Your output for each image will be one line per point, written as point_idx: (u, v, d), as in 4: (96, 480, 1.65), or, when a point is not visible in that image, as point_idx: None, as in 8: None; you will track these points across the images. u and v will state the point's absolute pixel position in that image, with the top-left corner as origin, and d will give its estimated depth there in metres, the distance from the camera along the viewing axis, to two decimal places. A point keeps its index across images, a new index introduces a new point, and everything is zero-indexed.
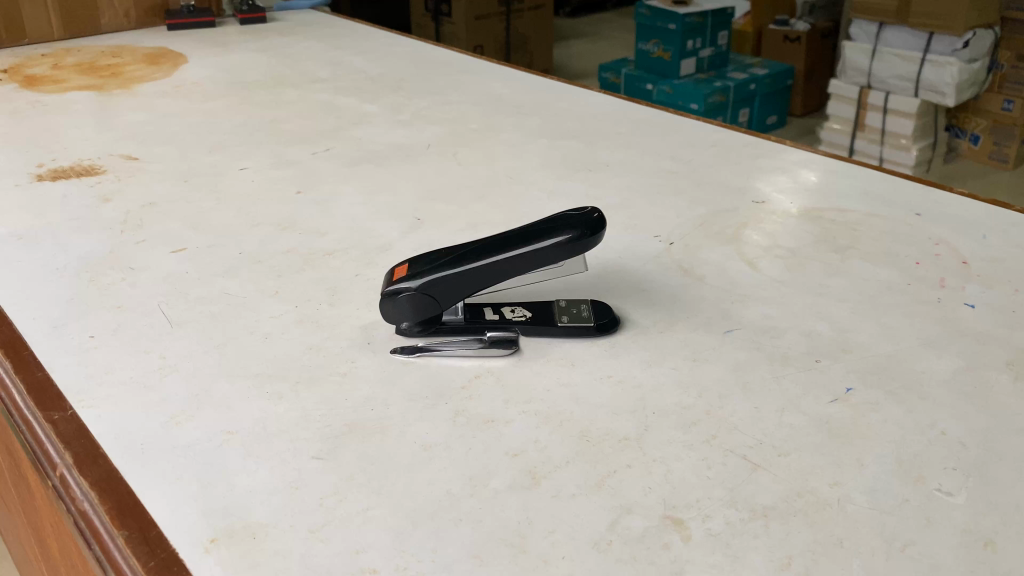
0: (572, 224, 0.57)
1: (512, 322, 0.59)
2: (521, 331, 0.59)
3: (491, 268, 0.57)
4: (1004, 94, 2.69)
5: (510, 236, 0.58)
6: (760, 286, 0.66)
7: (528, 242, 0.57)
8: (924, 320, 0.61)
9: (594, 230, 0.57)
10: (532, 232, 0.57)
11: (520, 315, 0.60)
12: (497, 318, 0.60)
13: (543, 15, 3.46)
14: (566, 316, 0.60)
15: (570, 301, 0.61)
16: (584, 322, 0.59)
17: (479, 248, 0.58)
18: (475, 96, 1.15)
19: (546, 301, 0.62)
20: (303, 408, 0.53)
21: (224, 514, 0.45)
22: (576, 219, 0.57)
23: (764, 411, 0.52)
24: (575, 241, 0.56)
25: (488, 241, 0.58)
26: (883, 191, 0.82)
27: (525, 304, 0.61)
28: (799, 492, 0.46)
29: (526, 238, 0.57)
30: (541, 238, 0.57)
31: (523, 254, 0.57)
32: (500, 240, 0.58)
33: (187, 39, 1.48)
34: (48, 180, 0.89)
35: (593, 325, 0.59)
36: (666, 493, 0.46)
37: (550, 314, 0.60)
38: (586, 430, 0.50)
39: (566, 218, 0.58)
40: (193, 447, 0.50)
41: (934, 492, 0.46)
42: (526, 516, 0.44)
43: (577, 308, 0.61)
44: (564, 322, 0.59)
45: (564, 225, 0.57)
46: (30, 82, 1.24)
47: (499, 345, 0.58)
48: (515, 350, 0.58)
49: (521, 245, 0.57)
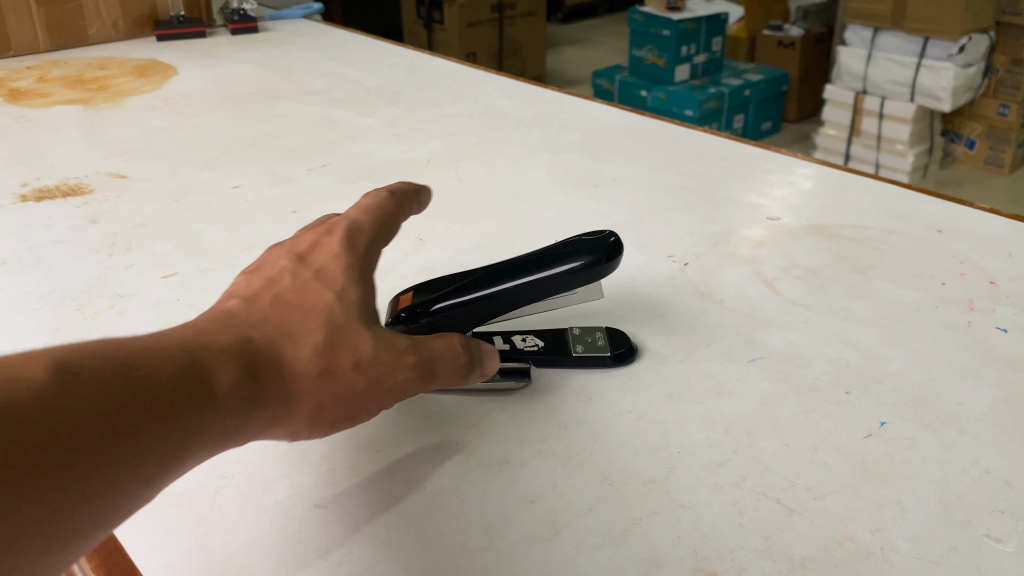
0: (587, 249, 0.54)
1: (526, 352, 0.55)
2: (534, 361, 0.56)
3: (503, 297, 0.54)
4: (999, 98, 2.67)
5: (521, 261, 0.55)
6: (781, 309, 0.63)
7: (541, 268, 0.53)
8: (956, 346, 0.58)
9: (612, 256, 0.54)
10: (545, 256, 0.54)
11: (533, 344, 0.56)
12: (508, 347, 0.56)
13: (537, 21, 3.44)
14: (580, 345, 0.56)
15: (584, 329, 0.58)
16: (600, 352, 0.56)
17: (490, 274, 0.55)
18: (474, 108, 1.11)
19: (558, 329, 0.59)
20: (304, 449, 0.49)
21: (219, 573, 0.42)
22: (592, 243, 0.54)
23: (795, 449, 0.49)
24: (591, 267, 0.53)
25: (498, 267, 0.55)
26: (899, 206, 0.79)
27: (537, 332, 0.58)
28: (839, 540, 0.43)
29: (538, 264, 0.54)
30: (555, 263, 0.53)
31: (535, 282, 0.53)
32: (511, 265, 0.55)
33: (176, 50, 1.44)
34: (32, 200, 0.85)
35: (610, 354, 0.56)
36: (697, 543, 0.43)
37: (564, 343, 0.57)
38: (607, 472, 0.47)
39: (580, 242, 0.55)
40: (186, 495, 0.46)
41: (983, 538, 0.43)
42: (547, 572, 0.41)
43: (591, 336, 0.58)
44: (579, 352, 0.56)
45: (579, 249, 0.54)
46: (15, 95, 1.20)
47: (511, 377, 0.54)
48: (528, 382, 0.54)
49: (533, 272, 0.53)
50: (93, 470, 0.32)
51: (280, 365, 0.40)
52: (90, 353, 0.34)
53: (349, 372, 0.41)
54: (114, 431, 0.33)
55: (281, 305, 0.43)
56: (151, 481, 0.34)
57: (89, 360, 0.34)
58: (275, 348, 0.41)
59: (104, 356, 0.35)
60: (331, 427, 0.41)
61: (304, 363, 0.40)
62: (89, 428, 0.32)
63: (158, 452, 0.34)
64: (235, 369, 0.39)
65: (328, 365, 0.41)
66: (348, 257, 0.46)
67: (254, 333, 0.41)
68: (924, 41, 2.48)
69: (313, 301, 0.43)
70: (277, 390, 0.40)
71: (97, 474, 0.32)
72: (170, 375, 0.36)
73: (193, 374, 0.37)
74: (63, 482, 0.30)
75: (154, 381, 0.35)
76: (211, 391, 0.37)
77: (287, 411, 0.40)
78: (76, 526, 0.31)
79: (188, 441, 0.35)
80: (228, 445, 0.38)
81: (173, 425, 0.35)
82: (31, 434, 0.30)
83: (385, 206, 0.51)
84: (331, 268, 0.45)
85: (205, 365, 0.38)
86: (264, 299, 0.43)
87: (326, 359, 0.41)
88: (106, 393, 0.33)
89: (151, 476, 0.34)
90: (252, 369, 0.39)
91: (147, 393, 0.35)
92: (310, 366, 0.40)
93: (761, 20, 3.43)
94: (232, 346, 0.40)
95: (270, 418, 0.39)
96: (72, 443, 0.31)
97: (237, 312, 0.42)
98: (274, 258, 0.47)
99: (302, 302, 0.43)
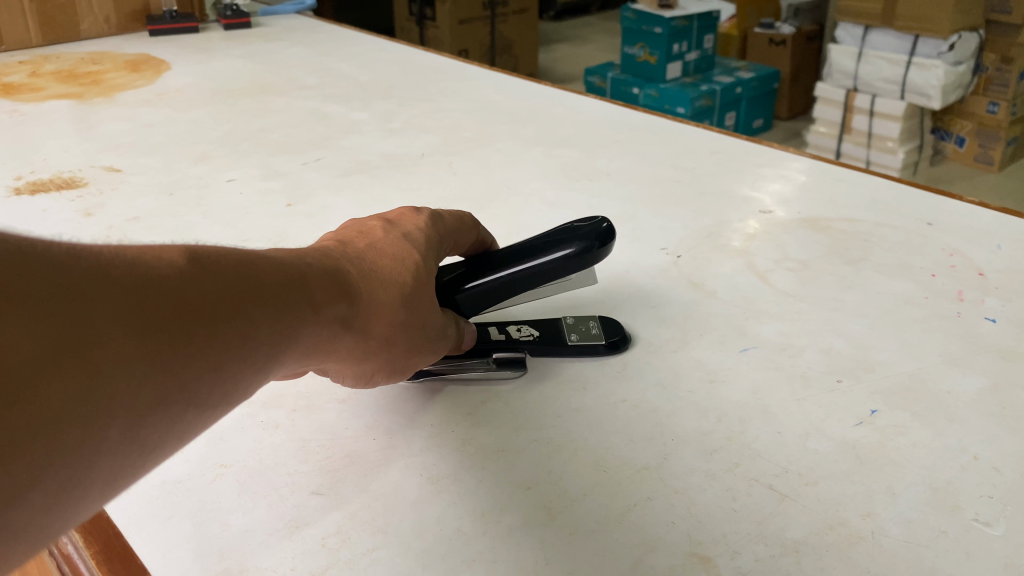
0: (580, 236, 0.54)
1: (521, 342, 0.56)
2: (530, 351, 0.56)
3: (497, 288, 0.55)
4: (988, 97, 2.68)
5: (515, 251, 0.55)
6: (773, 301, 0.63)
7: (534, 257, 0.54)
8: (946, 336, 0.58)
9: (602, 242, 0.53)
10: (539, 243, 0.55)
11: (527, 334, 0.57)
12: (504, 338, 0.56)
13: (529, 18, 3.44)
14: (574, 334, 0.57)
15: (577, 318, 0.59)
16: (594, 340, 0.57)
17: (482, 264, 0.55)
18: (467, 103, 1.12)
19: (552, 319, 0.60)
20: (301, 438, 0.50)
21: (218, 559, 0.42)
22: (586, 230, 0.54)
23: (788, 437, 0.49)
24: (583, 253, 0.53)
25: (491, 256, 0.56)
26: (891, 199, 0.80)
27: (531, 322, 0.59)
28: (830, 524, 0.43)
29: (531, 252, 0.54)
30: (547, 251, 0.54)
31: (528, 271, 0.54)
32: (504, 255, 0.55)
33: (168, 45, 1.44)
34: (26, 193, 0.85)
35: (604, 343, 0.57)
36: (691, 528, 0.43)
37: (559, 333, 0.57)
38: (601, 458, 0.48)
39: (576, 228, 0.55)
40: (185, 482, 0.47)
41: (972, 522, 0.43)
42: (543, 555, 0.42)
43: (585, 325, 0.58)
44: (574, 340, 0.57)
45: (573, 235, 0.54)
46: (7, 90, 1.20)
47: (508, 367, 0.55)
48: (522, 371, 0.55)
49: (526, 261, 0.54)
50: (222, 354, 0.34)
51: (371, 300, 0.43)
52: (215, 249, 0.36)
53: (411, 331, 0.47)
54: (241, 316, 0.35)
55: (374, 249, 0.46)
56: (263, 367, 0.36)
57: (217, 253, 0.36)
58: (368, 282, 0.44)
59: (227, 252, 0.37)
60: (380, 375, 0.48)
61: (390, 309, 0.44)
62: (222, 313, 0.34)
63: (273, 343, 0.37)
64: (333, 286, 0.41)
65: (404, 319, 0.46)
66: (431, 235, 0.50)
67: (349, 263, 0.44)
68: (915, 39, 2.49)
69: (403, 254, 0.47)
70: (362, 324, 0.43)
71: (228, 352, 0.34)
72: (282, 277, 0.38)
73: (301, 280, 0.39)
74: (206, 358, 0.33)
75: (269, 279, 0.38)
76: (316, 298, 0.40)
77: (361, 347, 0.44)
78: (207, 398, 0.33)
79: (292, 338, 0.38)
80: (316, 356, 0.41)
81: (286, 323, 0.38)
82: (181, 309, 0.32)
83: (467, 220, 0.56)
84: (417, 236, 0.49)
85: (308, 276, 0.40)
86: (358, 241, 0.46)
87: (406, 313, 0.46)
88: (233, 284, 0.35)
89: (264, 363, 0.36)
90: (349, 294, 0.42)
91: (265, 289, 0.37)
92: (394, 312, 0.45)
93: (752, 17, 3.44)
94: (329, 268, 0.42)
95: (347, 351, 0.44)
96: (212, 321, 0.34)
97: (334, 247, 0.45)
98: (360, 219, 0.50)
99: (393, 253, 0.46)
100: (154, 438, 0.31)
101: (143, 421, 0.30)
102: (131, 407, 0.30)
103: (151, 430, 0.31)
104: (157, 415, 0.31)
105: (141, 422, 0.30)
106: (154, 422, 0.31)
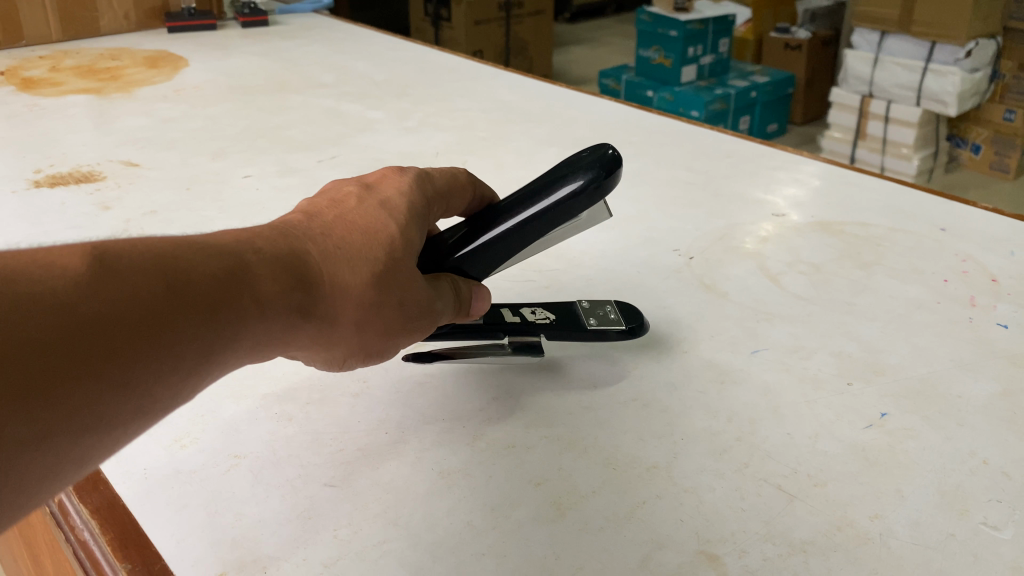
0: (583, 167, 0.53)
1: (538, 325, 0.56)
2: (547, 335, 0.56)
3: (506, 241, 0.54)
4: (1004, 104, 2.66)
5: (518, 198, 0.54)
6: (785, 304, 0.63)
7: (541, 200, 0.53)
8: (957, 341, 0.59)
9: (612, 170, 0.53)
10: (543, 186, 0.54)
11: (544, 317, 0.56)
12: (519, 321, 0.56)
13: (544, 19, 3.44)
14: (593, 319, 0.57)
15: (594, 303, 0.59)
16: (614, 325, 0.56)
17: (485, 221, 0.54)
18: (482, 102, 1.12)
19: (566, 302, 0.59)
20: (314, 431, 0.50)
21: (232, 547, 0.42)
22: (588, 160, 0.53)
23: (797, 438, 0.50)
24: (591, 184, 0.52)
25: (494, 211, 0.55)
26: (904, 204, 0.80)
27: (546, 304, 0.58)
28: (839, 525, 0.44)
29: (536, 196, 0.54)
30: (553, 191, 0.53)
31: (536, 216, 0.53)
32: (508, 206, 0.54)
33: (186, 42, 1.45)
34: (45, 186, 0.86)
35: (625, 327, 0.56)
36: (700, 526, 0.44)
37: (577, 318, 0.57)
38: (612, 456, 0.48)
39: (577, 161, 0.54)
40: (198, 473, 0.47)
41: (980, 526, 0.43)
42: (553, 551, 0.42)
43: (603, 309, 0.58)
44: (593, 324, 0.56)
45: (576, 169, 0.53)
46: (27, 84, 1.21)
47: (523, 352, 0.55)
48: (538, 355, 0.54)
49: (533, 206, 0.53)
50: (133, 372, 0.33)
51: (331, 282, 0.42)
52: (137, 249, 0.35)
53: (389, 313, 0.44)
54: (160, 326, 0.34)
55: (343, 222, 0.45)
56: (190, 376, 0.35)
57: (138, 254, 0.35)
58: (327, 263, 0.42)
59: (152, 251, 0.35)
60: (354, 359, 0.45)
61: (357, 289, 0.43)
62: (136, 325, 0.33)
63: (198, 355, 0.36)
64: (278, 279, 0.40)
65: (378, 302, 0.43)
66: (413, 200, 0.49)
67: (307, 245, 0.42)
68: (931, 45, 2.48)
69: (376, 230, 0.45)
70: (321, 308, 0.42)
71: (142, 366, 0.33)
72: (216, 275, 0.37)
73: (239, 280, 0.38)
74: (111, 379, 0.32)
75: (200, 282, 0.36)
76: (255, 300, 0.39)
77: (328, 334, 0.43)
78: (119, 416, 0.33)
79: (225, 345, 0.37)
80: (260, 355, 0.40)
81: (218, 330, 0.36)
82: (84, 329, 0.31)
83: (460, 177, 0.55)
84: (396, 203, 0.47)
85: (250, 274, 0.39)
86: (328, 213, 0.46)
87: (377, 295, 0.43)
88: (153, 292, 0.34)
89: (191, 372, 0.35)
90: (299, 282, 0.41)
91: (194, 295, 0.36)
92: (362, 295, 0.43)
93: (768, 21, 3.43)
94: (276, 256, 0.41)
95: (311, 338, 0.42)
96: (122, 337, 0.32)
97: (298, 222, 0.44)
98: (338, 184, 0.50)
99: (366, 225, 0.45)
100: (46, 466, 0.31)
101: (34, 451, 0.30)
102: (17, 439, 0.29)
103: (41, 460, 0.30)
104: (52, 443, 0.30)
105: (29, 452, 0.30)
106: (45, 450, 0.30)
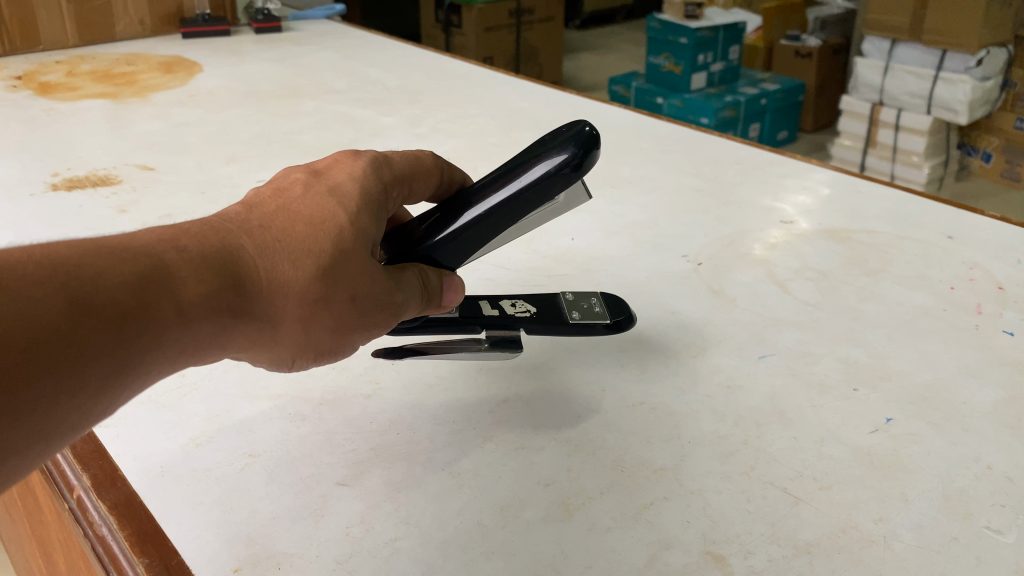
0: (560, 146, 0.52)
1: (518, 318, 0.56)
2: (527, 328, 0.56)
3: (480, 226, 0.54)
4: (1016, 113, 2.65)
5: (494, 180, 0.54)
6: (792, 310, 0.64)
7: (516, 182, 0.53)
8: (963, 348, 0.59)
9: (590, 148, 0.52)
10: (518, 166, 0.54)
11: (524, 311, 0.57)
12: (498, 313, 0.56)
13: (555, 27, 3.46)
14: (577, 312, 0.58)
15: (579, 297, 0.60)
16: (597, 318, 0.57)
17: (460, 206, 0.55)
18: (493, 109, 1.13)
19: (549, 296, 0.60)
20: (327, 431, 0.51)
21: (247, 544, 0.43)
22: (566, 138, 0.53)
23: (804, 442, 0.50)
24: (566, 163, 0.52)
25: (470, 194, 0.55)
26: (912, 212, 0.80)
27: (527, 299, 0.59)
28: (844, 527, 0.44)
29: (510, 179, 0.54)
30: (528, 172, 0.53)
31: (510, 199, 0.53)
32: (484, 188, 0.55)
33: (200, 48, 1.47)
34: (63, 189, 0.87)
35: (608, 321, 0.57)
36: (706, 528, 0.44)
37: (559, 311, 0.58)
38: (619, 458, 0.49)
39: (556, 137, 0.53)
40: (214, 471, 0.48)
41: (983, 530, 0.44)
42: (560, 550, 0.43)
43: (588, 303, 0.59)
44: (575, 319, 0.57)
45: (552, 147, 0.53)
46: (45, 89, 1.23)
47: (501, 348, 0.55)
48: (511, 353, 0.54)
49: (507, 189, 0.53)
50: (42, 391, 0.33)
51: (269, 280, 0.42)
52: (38, 260, 0.34)
53: (338, 309, 0.44)
54: (61, 344, 0.33)
55: (285, 213, 0.45)
56: (98, 393, 0.35)
57: (40, 266, 0.34)
58: (264, 260, 0.42)
59: (54, 262, 0.35)
60: (304, 357, 0.46)
61: (299, 286, 0.43)
62: (32, 347, 0.33)
63: (114, 369, 0.36)
64: (202, 282, 0.40)
65: (323, 296, 0.43)
66: (367, 185, 0.48)
67: (242, 241, 0.42)
68: (942, 53, 2.48)
69: (322, 220, 0.44)
70: (257, 308, 0.42)
71: (51, 386, 0.33)
72: (129, 284, 0.36)
73: (162, 285, 0.38)
74: (20, 400, 0.32)
75: (116, 290, 0.36)
76: (178, 306, 0.38)
77: (269, 331, 0.43)
78: (23, 439, 0.33)
79: (148, 353, 0.37)
80: (191, 360, 0.40)
81: (137, 338, 0.36)
82: None
83: (426, 160, 0.54)
84: (346, 188, 0.47)
85: (173, 278, 0.39)
86: (271, 204, 0.45)
87: (324, 288, 0.43)
88: (55, 309, 0.34)
89: (99, 389, 0.35)
90: (226, 283, 0.41)
91: (111, 305, 0.35)
92: (303, 292, 0.43)
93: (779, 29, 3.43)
94: (201, 257, 0.40)
95: (252, 338, 0.43)
96: (16, 361, 0.32)
97: (236, 216, 0.44)
98: (288, 171, 0.49)
99: (310, 216, 0.44)
100: None
101: None
102: None
103: None
104: None
105: None
106: None
